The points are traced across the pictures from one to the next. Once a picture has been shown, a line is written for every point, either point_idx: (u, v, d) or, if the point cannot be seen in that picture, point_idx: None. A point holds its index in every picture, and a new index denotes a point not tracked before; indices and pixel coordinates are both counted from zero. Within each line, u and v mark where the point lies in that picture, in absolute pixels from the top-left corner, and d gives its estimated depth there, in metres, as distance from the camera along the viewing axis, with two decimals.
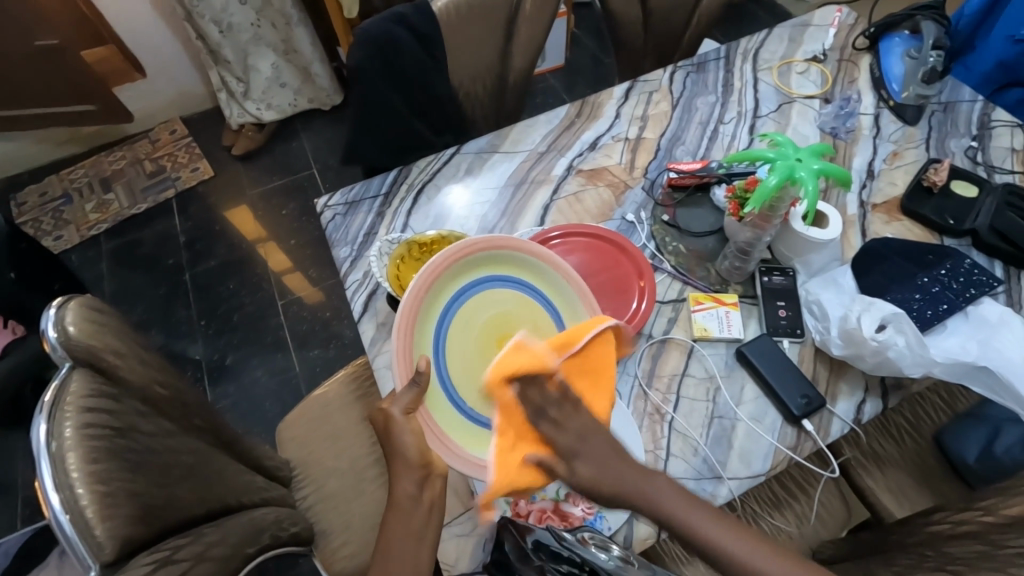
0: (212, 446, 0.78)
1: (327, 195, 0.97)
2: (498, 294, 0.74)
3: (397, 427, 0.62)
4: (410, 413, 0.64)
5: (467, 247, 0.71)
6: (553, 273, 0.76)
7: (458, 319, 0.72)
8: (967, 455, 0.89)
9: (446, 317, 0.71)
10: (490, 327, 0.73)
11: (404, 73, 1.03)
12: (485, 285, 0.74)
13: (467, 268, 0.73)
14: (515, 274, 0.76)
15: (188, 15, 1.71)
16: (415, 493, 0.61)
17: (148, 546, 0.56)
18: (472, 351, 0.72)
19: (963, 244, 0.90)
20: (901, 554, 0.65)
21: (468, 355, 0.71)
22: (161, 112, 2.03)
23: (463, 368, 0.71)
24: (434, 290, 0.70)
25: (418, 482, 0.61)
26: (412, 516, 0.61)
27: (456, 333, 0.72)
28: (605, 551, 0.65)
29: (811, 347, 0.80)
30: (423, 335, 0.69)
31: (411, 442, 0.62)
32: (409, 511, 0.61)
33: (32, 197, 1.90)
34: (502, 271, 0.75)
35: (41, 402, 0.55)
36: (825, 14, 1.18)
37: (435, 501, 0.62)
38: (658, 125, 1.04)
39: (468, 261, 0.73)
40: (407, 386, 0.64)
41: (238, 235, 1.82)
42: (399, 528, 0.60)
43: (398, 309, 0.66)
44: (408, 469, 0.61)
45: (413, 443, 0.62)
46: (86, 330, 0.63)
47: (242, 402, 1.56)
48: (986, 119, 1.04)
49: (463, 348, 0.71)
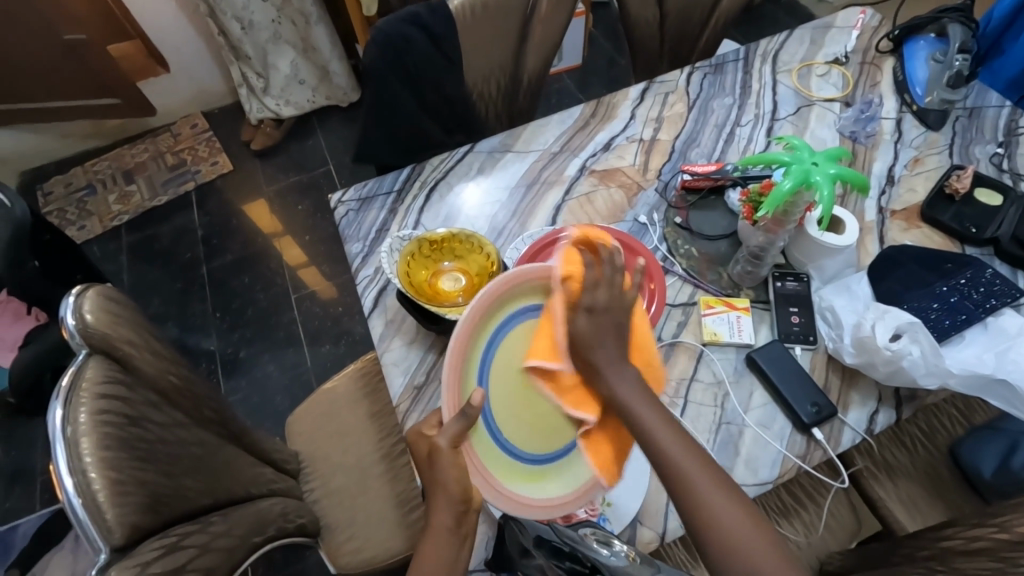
0: (221, 436, 0.80)
1: (340, 191, 0.97)
2: None
3: (442, 460, 0.59)
4: (455, 446, 0.60)
5: (522, 274, 0.65)
6: None
7: (505, 348, 0.66)
8: (982, 468, 0.87)
9: (493, 347, 0.65)
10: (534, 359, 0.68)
11: (419, 71, 1.03)
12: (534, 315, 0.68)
13: (518, 295, 0.66)
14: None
15: (211, 12, 1.74)
16: (452, 526, 0.60)
17: (156, 532, 0.58)
18: (515, 383, 0.66)
19: (985, 253, 0.88)
20: (911, 568, 0.64)
21: (510, 387, 0.66)
22: (182, 107, 2.07)
23: (505, 398, 0.66)
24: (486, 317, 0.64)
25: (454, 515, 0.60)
26: (446, 546, 0.60)
27: (501, 364, 0.66)
28: (608, 546, 0.64)
29: (823, 355, 0.79)
30: (470, 364, 0.63)
31: (452, 476, 0.59)
32: (445, 539, 0.60)
33: (57, 188, 1.94)
34: None
35: (58, 387, 0.56)
36: (848, 16, 1.16)
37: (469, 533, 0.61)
38: (673, 127, 1.03)
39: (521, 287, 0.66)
40: (455, 416, 0.60)
41: (255, 230, 1.84)
42: (432, 556, 0.60)
43: (451, 338, 0.60)
44: (448, 500, 0.59)
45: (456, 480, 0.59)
46: (103, 319, 0.64)
47: (254, 394, 1.58)
48: (1012, 126, 1.01)
49: (507, 379, 0.66)
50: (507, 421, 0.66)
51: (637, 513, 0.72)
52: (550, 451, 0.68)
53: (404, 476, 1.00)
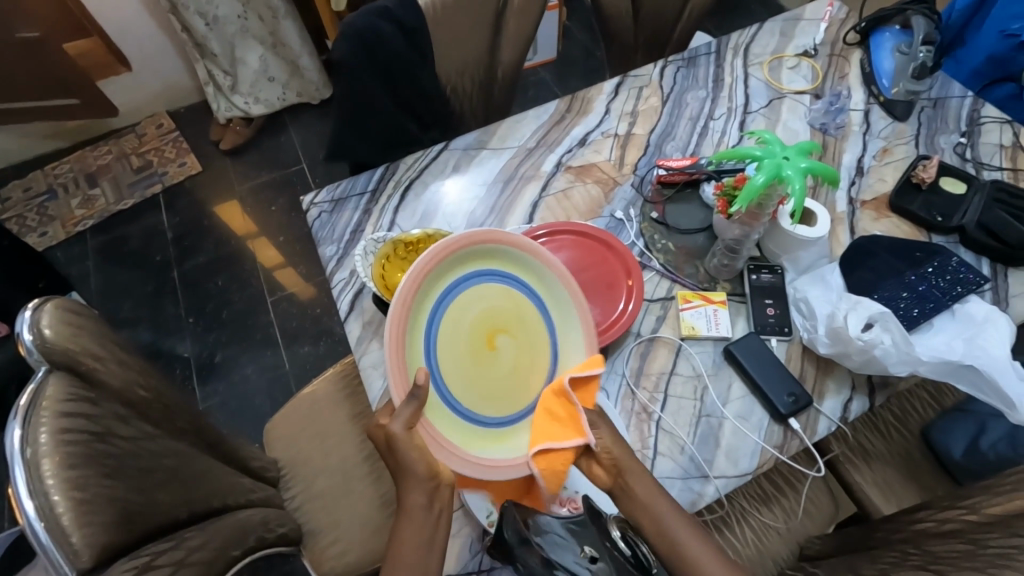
0: (195, 447, 0.77)
1: (312, 192, 0.95)
2: (482, 290, 0.72)
3: (400, 445, 0.62)
4: (411, 428, 0.63)
5: (449, 247, 0.68)
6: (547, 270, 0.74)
7: (446, 319, 0.70)
8: (953, 449, 0.90)
9: (435, 318, 0.69)
10: (479, 327, 0.71)
11: (390, 68, 1.01)
12: (470, 282, 0.71)
13: (444, 272, 0.69)
14: (505, 270, 0.73)
15: (173, 7, 1.68)
16: (426, 503, 0.63)
17: (127, 552, 0.56)
18: (462, 353, 0.70)
19: (951, 241, 0.90)
20: (886, 551, 0.66)
21: (459, 357, 0.70)
22: (147, 106, 2.00)
23: (457, 365, 0.69)
24: (420, 294, 0.67)
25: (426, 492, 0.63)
26: (423, 524, 0.63)
27: (445, 337, 0.69)
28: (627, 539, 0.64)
29: (798, 345, 0.80)
30: (413, 342, 0.66)
31: (416, 457, 0.63)
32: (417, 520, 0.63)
33: (15, 192, 1.87)
34: (484, 266, 0.72)
35: (16, 406, 0.54)
36: (816, 8, 1.18)
37: (444, 509, 0.64)
38: (648, 121, 1.03)
39: (453, 258, 0.69)
40: (406, 400, 0.63)
41: (227, 231, 1.80)
42: (409, 539, 0.62)
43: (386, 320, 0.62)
44: (418, 482, 0.63)
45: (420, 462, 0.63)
46: (63, 333, 0.62)
47: (231, 400, 1.55)
48: (975, 115, 1.04)
49: (452, 348, 0.69)
50: (461, 388, 0.70)
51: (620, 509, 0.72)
52: (506, 412, 0.71)
53: (387, 478, 0.99)
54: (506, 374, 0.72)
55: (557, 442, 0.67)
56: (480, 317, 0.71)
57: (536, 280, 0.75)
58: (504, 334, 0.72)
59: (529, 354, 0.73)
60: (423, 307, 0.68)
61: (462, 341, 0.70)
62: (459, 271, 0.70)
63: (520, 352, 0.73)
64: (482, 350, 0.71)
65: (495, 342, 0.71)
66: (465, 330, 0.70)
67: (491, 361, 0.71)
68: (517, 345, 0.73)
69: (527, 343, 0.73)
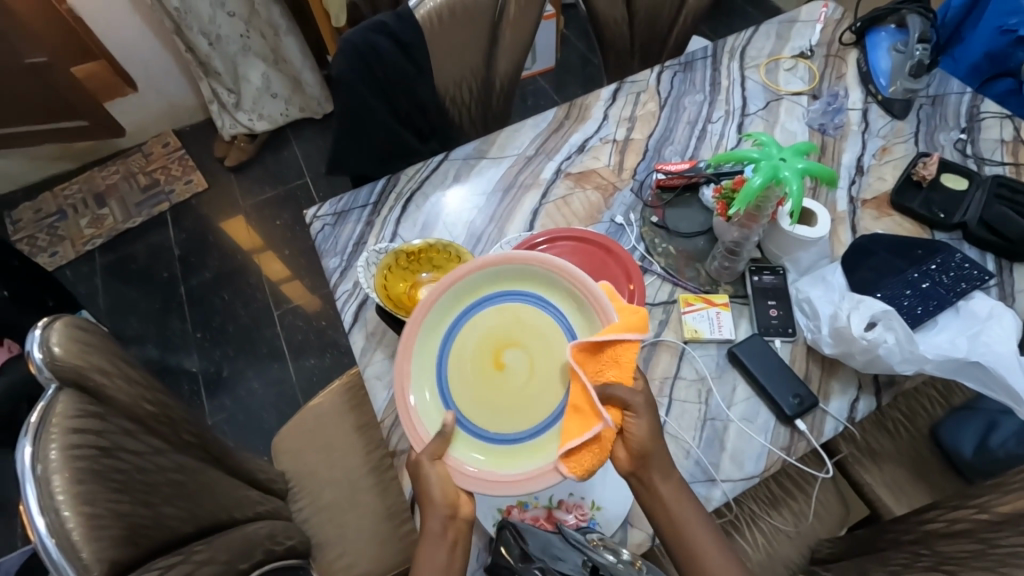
0: (202, 461, 0.78)
1: (316, 206, 0.96)
2: (474, 321, 0.69)
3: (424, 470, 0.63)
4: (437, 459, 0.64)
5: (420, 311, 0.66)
6: (518, 264, 0.68)
7: (450, 353, 0.68)
8: (963, 448, 0.89)
9: (438, 359, 0.68)
10: (484, 351, 0.68)
11: (388, 81, 1.02)
12: (462, 321, 0.68)
13: (430, 334, 0.68)
14: (501, 287, 0.69)
15: (177, 28, 1.71)
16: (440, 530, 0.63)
17: (136, 567, 0.56)
18: (484, 388, 0.67)
19: (954, 238, 0.90)
20: (896, 553, 0.65)
21: (482, 393, 0.67)
22: (153, 125, 2.03)
23: (485, 405, 0.67)
24: (419, 366, 0.67)
25: (446, 516, 0.63)
26: (439, 547, 0.63)
27: (462, 384, 0.67)
28: (615, 553, 0.65)
29: (802, 346, 0.80)
30: (433, 406, 0.66)
31: (437, 486, 0.63)
32: (434, 545, 0.63)
33: (26, 214, 1.90)
34: (467, 300, 0.69)
35: (26, 423, 0.55)
36: (812, 9, 1.18)
37: (459, 535, 0.64)
38: (646, 126, 1.03)
39: (430, 319, 0.67)
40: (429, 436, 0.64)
41: (232, 245, 1.82)
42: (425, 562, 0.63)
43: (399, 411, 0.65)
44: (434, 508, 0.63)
45: (442, 491, 0.63)
46: (72, 350, 0.63)
47: (239, 414, 1.56)
48: (975, 111, 1.04)
49: (466, 383, 0.67)
50: (497, 422, 0.66)
51: (627, 516, 0.72)
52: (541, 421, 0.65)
53: (393, 489, 0.99)
54: (530, 384, 0.67)
55: (577, 438, 0.60)
56: (484, 341, 0.68)
57: (517, 280, 0.69)
58: (512, 348, 0.68)
59: (545, 364, 0.67)
60: (422, 353, 0.67)
61: (471, 370, 0.67)
62: (453, 303, 0.68)
63: (535, 365, 0.67)
64: (492, 375, 0.67)
65: (504, 361, 0.67)
66: (471, 359, 0.68)
67: (512, 377, 0.67)
68: (532, 358, 0.67)
69: (541, 351, 0.67)
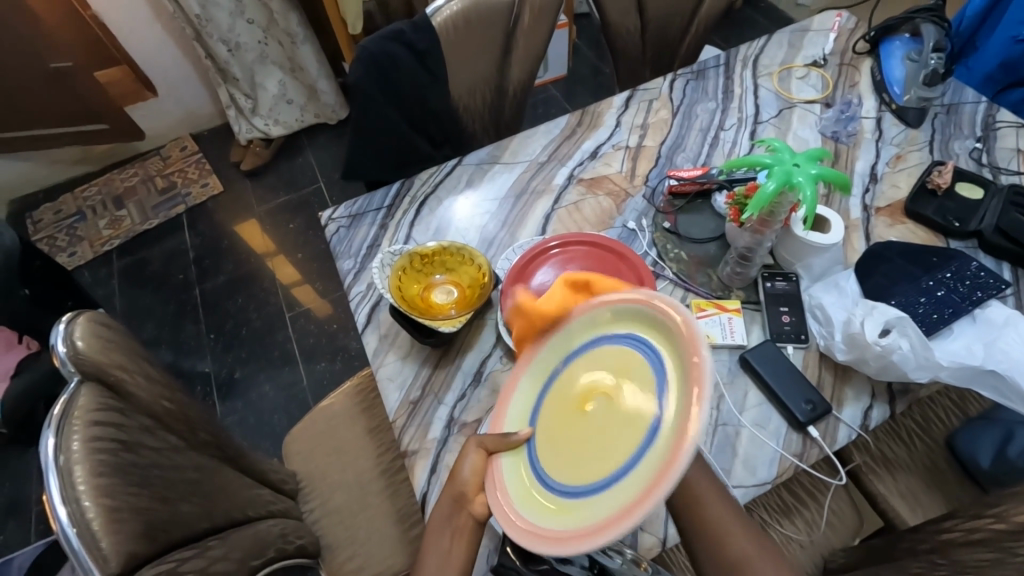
0: (217, 458, 0.79)
1: (331, 208, 0.98)
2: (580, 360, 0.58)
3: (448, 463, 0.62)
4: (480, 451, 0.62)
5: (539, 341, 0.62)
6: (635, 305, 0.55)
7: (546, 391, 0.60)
8: (980, 458, 0.89)
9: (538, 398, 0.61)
10: (573, 394, 0.56)
11: (404, 87, 1.04)
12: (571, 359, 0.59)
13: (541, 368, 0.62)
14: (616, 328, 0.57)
15: (197, 35, 1.75)
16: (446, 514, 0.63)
17: (153, 559, 0.57)
18: (562, 430, 0.55)
19: (969, 246, 0.89)
20: (912, 562, 0.64)
21: (558, 436, 0.55)
22: (171, 130, 2.07)
23: (558, 450, 0.55)
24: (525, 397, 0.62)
25: (454, 502, 0.63)
26: (442, 534, 0.63)
27: (547, 422, 0.58)
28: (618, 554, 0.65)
29: (815, 352, 0.80)
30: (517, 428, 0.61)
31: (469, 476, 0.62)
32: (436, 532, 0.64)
33: (46, 215, 1.94)
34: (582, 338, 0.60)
35: (50, 415, 0.56)
36: (824, 19, 1.19)
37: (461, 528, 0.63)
38: (658, 133, 1.04)
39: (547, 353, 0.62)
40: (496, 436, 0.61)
41: (246, 249, 1.84)
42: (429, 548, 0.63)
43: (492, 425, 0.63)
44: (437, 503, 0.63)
45: (472, 479, 0.62)
46: (94, 345, 0.64)
47: (250, 415, 1.57)
48: (990, 120, 1.03)
49: (551, 424, 0.57)
50: (558, 474, 0.53)
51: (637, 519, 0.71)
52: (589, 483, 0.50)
53: (403, 491, 1.00)
54: (605, 439, 0.51)
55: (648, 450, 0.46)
56: (578, 381, 0.57)
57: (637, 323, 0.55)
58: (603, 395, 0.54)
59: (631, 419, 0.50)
60: (526, 386, 0.63)
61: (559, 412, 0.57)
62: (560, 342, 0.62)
63: (620, 416, 0.51)
64: (575, 421, 0.55)
65: (589, 408, 0.54)
66: (560, 399, 0.58)
67: (588, 426, 0.53)
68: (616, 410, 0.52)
69: (631, 404, 0.51)
